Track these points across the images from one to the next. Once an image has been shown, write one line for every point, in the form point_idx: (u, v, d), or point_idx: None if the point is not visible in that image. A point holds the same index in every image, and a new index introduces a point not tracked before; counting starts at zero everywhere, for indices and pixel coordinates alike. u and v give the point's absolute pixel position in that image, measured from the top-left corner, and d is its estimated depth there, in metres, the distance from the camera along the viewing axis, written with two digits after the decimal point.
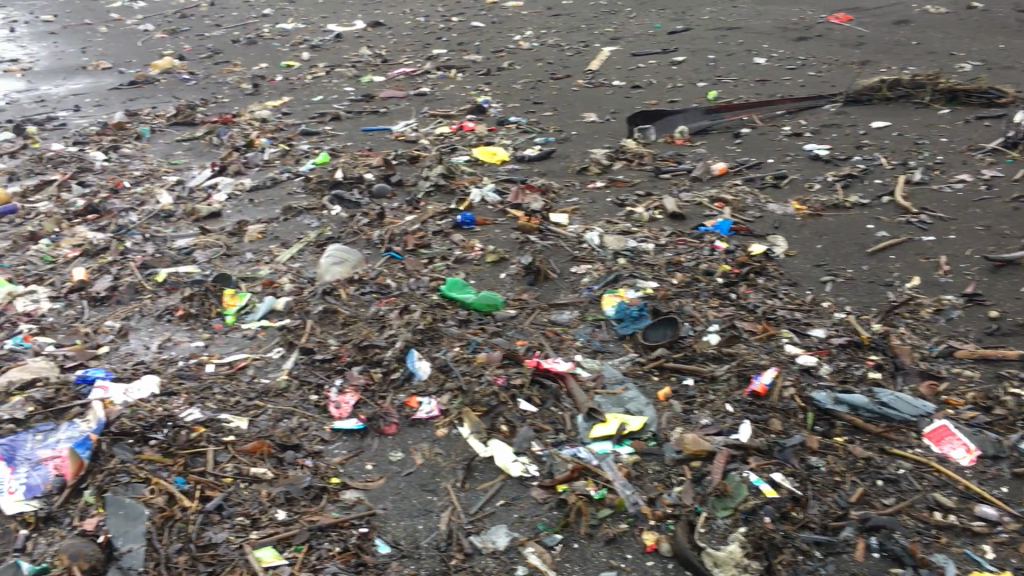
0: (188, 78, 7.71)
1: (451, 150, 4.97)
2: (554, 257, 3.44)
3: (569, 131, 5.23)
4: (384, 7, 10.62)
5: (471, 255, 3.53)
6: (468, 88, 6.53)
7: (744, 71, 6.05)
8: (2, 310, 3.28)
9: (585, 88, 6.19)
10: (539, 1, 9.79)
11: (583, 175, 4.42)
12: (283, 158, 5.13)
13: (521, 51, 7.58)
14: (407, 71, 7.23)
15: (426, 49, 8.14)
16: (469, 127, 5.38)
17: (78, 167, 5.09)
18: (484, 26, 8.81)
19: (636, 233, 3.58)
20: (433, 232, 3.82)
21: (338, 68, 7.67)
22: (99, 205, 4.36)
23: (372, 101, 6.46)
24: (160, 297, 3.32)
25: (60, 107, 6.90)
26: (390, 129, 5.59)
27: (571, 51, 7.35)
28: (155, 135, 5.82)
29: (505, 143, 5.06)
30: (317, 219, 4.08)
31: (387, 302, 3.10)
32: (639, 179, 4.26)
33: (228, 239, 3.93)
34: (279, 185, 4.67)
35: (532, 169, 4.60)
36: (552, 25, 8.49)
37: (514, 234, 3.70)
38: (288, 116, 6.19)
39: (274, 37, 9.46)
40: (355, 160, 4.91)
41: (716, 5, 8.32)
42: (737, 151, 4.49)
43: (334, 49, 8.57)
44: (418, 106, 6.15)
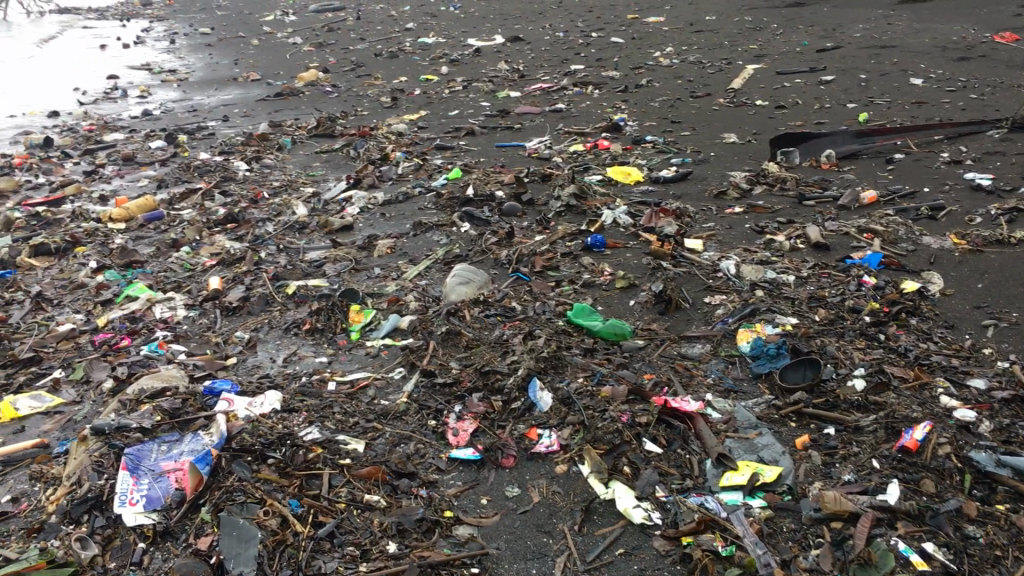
0: (331, 91, 7.90)
1: (584, 169, 4.87)
2: (687, 285, 3.29)
3: (707, 152, 5.05)
4: (524, 22, 10.66)
5: (600, 279, 3.42)
6: (604, 105, 6.42)
7: (898, 93, 5.72)
8: (141, 315, 3.37)
9: (726, 107, 5.99)
10: (681, 18, 9.60)
11: (720, 200, 4.24)
12: (417, 173, 5.15)
13: (661, 67, 7.42)
14: (543, 87, 7.20)
15: (564, 65, 8.09)
16: (604, 145, 5.27)
17: (223, 177, 5.25)
18: (623, 42, 8.70)
19: (776, 263, 3.39)
20: (563, 253, 3.73)
21: (475, 83, 7.70)
22: (238, 215, 4.47)
23: (507, 116, 6.43)
24: (289, 310, 3.34)
25: (210, 117, 7.17)
26: (524, 146, 5.54)
27: (713, 68, 7.15)
28: (296, 147, 5.96)
29: (640, 163, 4.93)
30: (446, 236, 4.06)
31: (511, 326, 3.02)
32: (780, 205, 4.06)
33: (358, 253, 3.95)
34: (411, 199, 4.68)
35: (667, 191, 4.45)
36: (694, 42, 8.30)
37: (646, 259, 3.57)
38: (424, 130, 6.24)
39: (416, 51, 9.62)
40: (487, 176, 4.87)
41: (869, 23, 7.94)
42: (888, 179, 4.22)
43: (473, 63, 8.63)
44: (552, 123, 6.09)
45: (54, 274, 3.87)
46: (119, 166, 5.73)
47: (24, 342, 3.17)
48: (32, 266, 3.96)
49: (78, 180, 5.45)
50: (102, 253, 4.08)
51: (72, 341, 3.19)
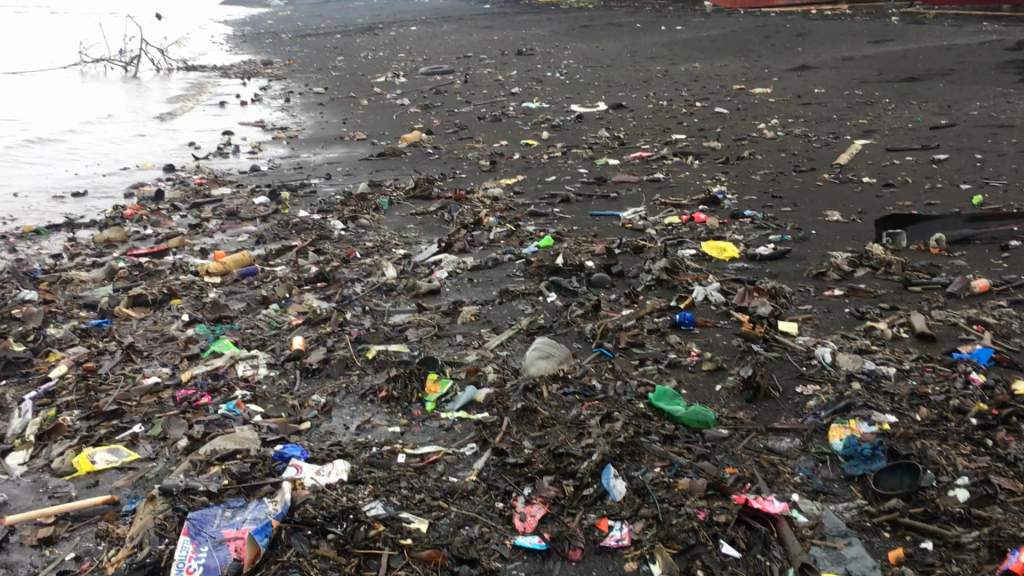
0: (433, 152, 8.01)
1: (678, 242, 4.77)
2: (778, 372, 3.14)
3: (808, 230, 4.88)
4: (628, 90, 10.68)
5: (687, 360, 3.29)
6: (704, 177, 6.31)
7: (1017, 174, 5.44)
8: (223, 372, 3.40)
9: (831, 183, 5.81)
10: (788, 90, 9.46)
11: (818, 281, 4.07)
12: (508, 239, 5.13)
13: (764, 140, 7.29)
14: (643, 156, 7.14)
15: (665, 134, 8.04)
16: (700, 218, 5.16)
17: (319, 235, 5.34)
18: (727, 113, 8.60)
19: (875, 352, 3.21)
20: (649, 330, 3.62)
21: (575, 149, 7.70)
22: (329, 274, 4.52)
23: (604, 184, 6.39)
24: (367, 375, 3.32)
25: (314, 175, 7.35)
26: (619, 215, 5.47)
27: (819, 142, 6.97)
28: (392, 207, 6.03)
29: (737, 239, 4.79)
30: (532, 306, 4.00)
31: (589, 405, 2.92)
32: (883, 289, 3.86)
33: (442, 319, 3.92)
34: (500, 266, 4.65)
35: (762, 269, 4.30)
36: (801, 114, 8.14)
37: (736, 340, 3.43)
38: (520, 195, 6.24)
39: (519, 115, 9.72)
40: (578, 245, 4.81)
41: (987, 101, 7.65)
42: (1003, 267, 3.97)
43: (574, 129, 8.66)
44: (649, 193, 6.02)
45: (148, 325, 3.96)
46: (222, 220, 5.89)
47: (109, 393, 3.22)
48: (128, 316, 4.06)
49: (183, 232, 5.63)
50: (195, 306, 4.16)
51: (154, 394, 3.22)
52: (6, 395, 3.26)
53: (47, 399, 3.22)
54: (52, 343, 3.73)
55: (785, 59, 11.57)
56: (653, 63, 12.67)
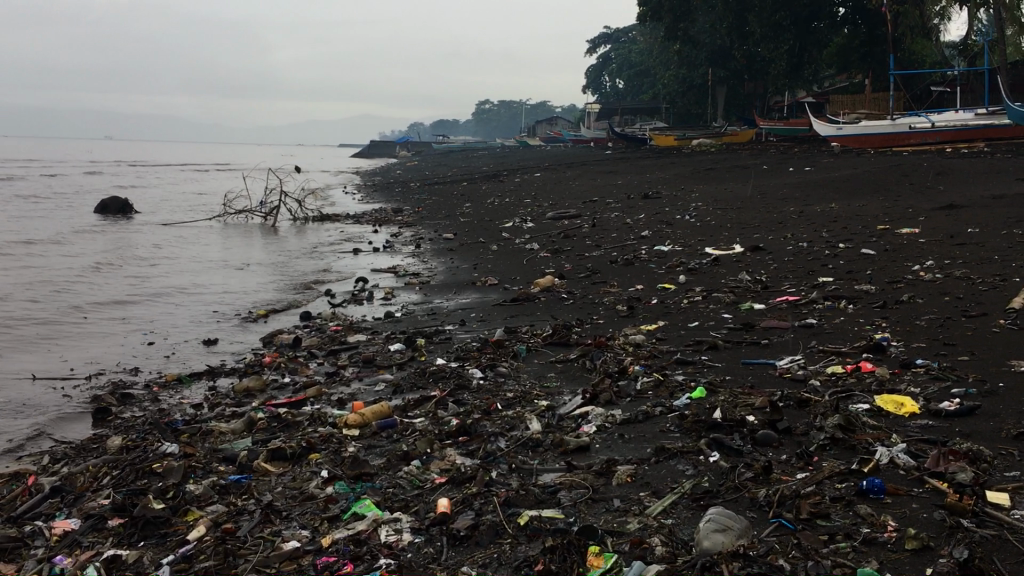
0: (567, 297, 7.87)
1: (848, 395, 4.38)
2: (999, 553, 2.69)
3: (995, 382, 4.41)
4: (764, 232, 10.39)
5: (884, 536, 2.88)
6: (861, 322, 5.92)
7: None
8: (366, 537, 3.16)
9: (1009, 329, 5.32)
10: (939, 229, 9.01)
11: (1021, 442, 3.59)
12: (657, 389, 4.84)
13: (922, 282, 6.85)
14: (791, 300, 6.81)
15: (811, 277, 7.68)
16: (868, 368, 4.78)
17: (457, 384, 5.17)
18: (876, 254, 8.20)
19: None
20: (833, 497, 3.23)
21: (716, 293, 7.43)
22: (471, 428, 4.30)
23: (752, 330, 6.07)
24: (521, 544, 3.02)
25: (449, 321, 7.29)
26: (774, 364, 5.13)
27: (985, 285, 6.49)
28: (530, 354, 5.85)
29: (914, 391, 4.37)
30: (693, 466, 3.67)
31: None
32: None
33: (595, 479, 3.61)
34: (652, 419, 4.35)
35: (951, 427, 3.86)
36: (958, 255, 7.67)
37: (938, 513, 3.00)
38: (663, 342, 5.97)
39: (652, 259, 9.53)
40: (736, 397, 4.49)
41: None
42: None
43: (712, 273, 8.38)
44: (804, 339, 5.65)
45: (287, 481, 3.79)
46: (359, 368, 5.80)
47: (248, 559, 3.03)
48: (267, 471, 3.90)
49: (320, 381, 5.55)
50: (334, 461, 3.99)
51: (294, 561, 3.00)
52: (144, 558, 3.11)
53: (185, 564, 3.04)
54: (190, 500, 3.59)
55: (928, 199, 11.11)
56: (786, 204, 12.39)
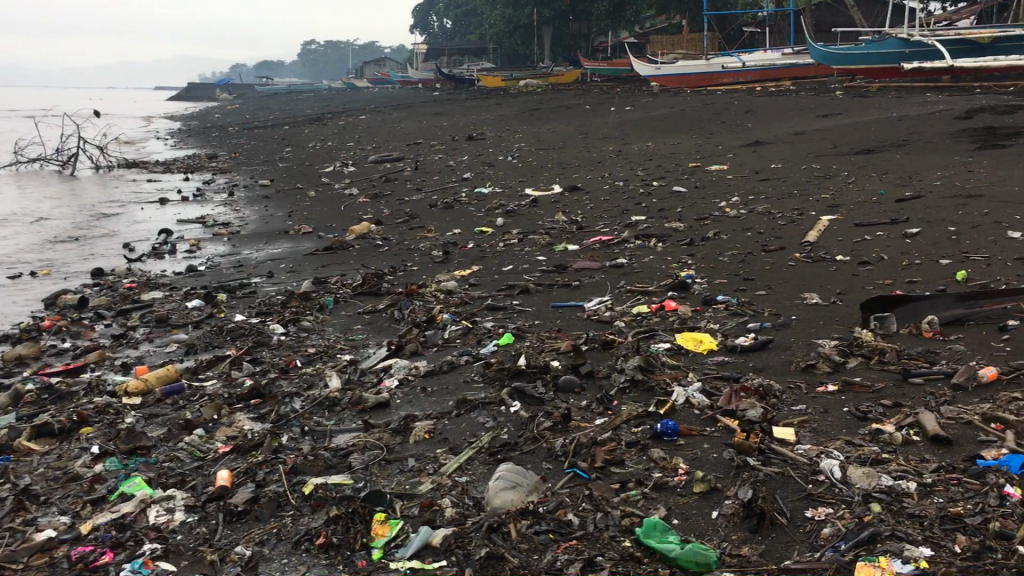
0: (381, 244, 7.63)
1: (651, 335, 4.39)
2: (781, 490, 2.71)
3: (788, 315, 4.52)
4: (582, 171, 10.44)
5: (674, 480, 2.86)
6: (669, 260, 6.00)
7: (998, 247, 5.18)
8: (133, 520, 2.88)
9: (804, 262, 5.49)
10: (745, 165, 9.30)
11: (808, 375, 3.68)
12: (465, 337, 4.72)
13: (727, 218, 7.02)
14: (603, 240, 6.83)
15: (624, 216, 7.75)
16: (671, 306, 4.82)
17: (255, 341, 4.86)
18: (686, 191, 8.37)
19: (888, 463, 2.78)
20: (628, 442, 3.19)
21: (531, 235, 7.39)
22: (264, 389, 4.04)
23: (564, 272, 6.06)
24: (303, 516, 2.82)
25: (256, 273, 6.90)
26: (583, 306, 5.12)
27: (785, 219, 6.71)
28: (337, 306, 5.60)
29: (713, 328, 4.43)
30: (493, 417, 3.57)
31: (566, 549, 2.47)
32: (882, 383, 3.49)
33: (390, 437, 3.46)
34: (456, 369, 4.23)
35: (745, 363, 3.92)
36: (762, 190, 7.92)
37: (727, 453, 3.01)
38: (475, 288, 5.87)
39: (471, 201, 9.40)
40: (542, 343, 4.43)
41: (948, 170, 7.53)
42: (1005, 352, 3.65)
43: (530, 214, 8.34)
44: (613, 280, 5.67)
45: (50, 461, 3.43)
46: (151, 328, 5.39)
47: None
48: (29, 450, 3.52)
49: (105, 345, 5.11)
50: (108, 434, 3.64)
51: (46, 554, 2.70)
52: None
53: None
54: None
55: (737, 136, 11.46)
56: (605, 144, 12.52)
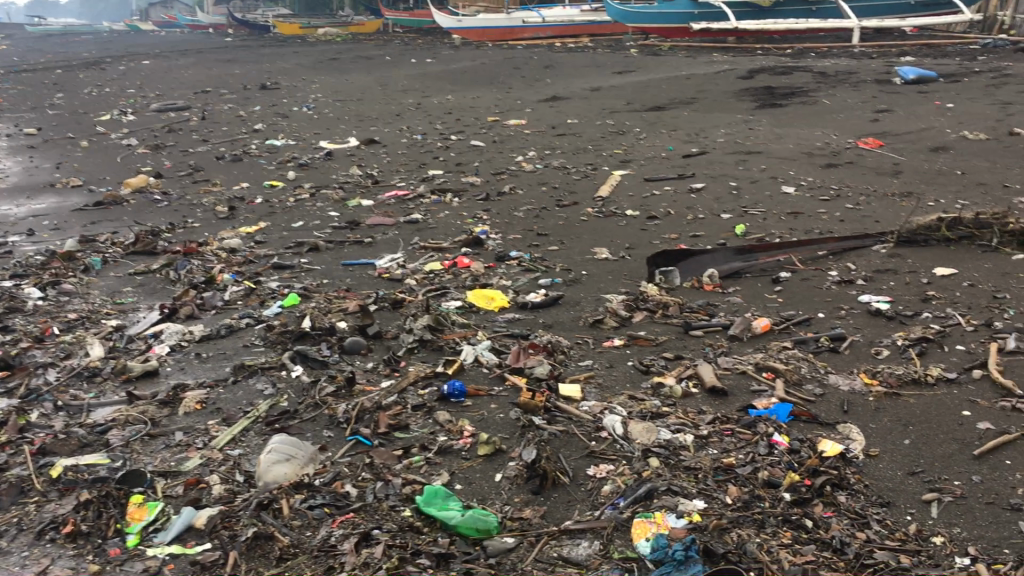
0: (160, 199, 7.13)
1: (442, 292, 4.29)
2: (564, 450, 2.68)
3: (578, 270, 4.55)
4: (380, 124, 10.18)
5: (459, 444, 2.78)
6: (464, 215, 5.93)
7: (773, 201, 5.43)
8: None
9: (595, 217, 5.56)
10: (542, 120, 9.36)
11: (596, 330, 3.70)
12: (247, 299, 4.55)
13: (523, 172, 7.02)
14: (398, 195, 6.68)
15: (421, 170, 7.61)
16: (464, 263, 4.74)
17: (6, 307, 4.38)
18: (484, 145, 8.33)
19: (667, 416, 2.81)
20: (414, 406, 3.09)
21: (324, 190, 7.16)
22: (13, 360, 3.64)
23: (356, 229, 5.89)
24: (48, 503, 2.53)
25: (13, 230, 6.26)
26: (374, 264, 4.98)
27: (578, 173, 6.78)
28: (106, 266, 5.17)
29: (504, 284, 4.38)
30: (272, 384, 3.40)
31: (342, 524, 2.33)
32: (664, 336, 3.55)
33: (157, 410, 3.20)
34: (236, 333, 4.03)
35: (535, 319, 3.90)
36: (557, 145, 7.99)
37: (513, 413, 2.96)
38: (261, 246, 5.65)
39: (262, 154, 8.96)
40: (328, 304, 4.25)
41: (730, 128, 7.86)
42: (778, 303, 3.81)
43: (324, 168, 8.06)
44: (406, 237, 5.56)
45: None
46: None
47: None
48: None
49: None
50: None
51: None
52: None
53: None
54: None
55: (535, 91, 11.52)
56: (404, 96, 12.28)
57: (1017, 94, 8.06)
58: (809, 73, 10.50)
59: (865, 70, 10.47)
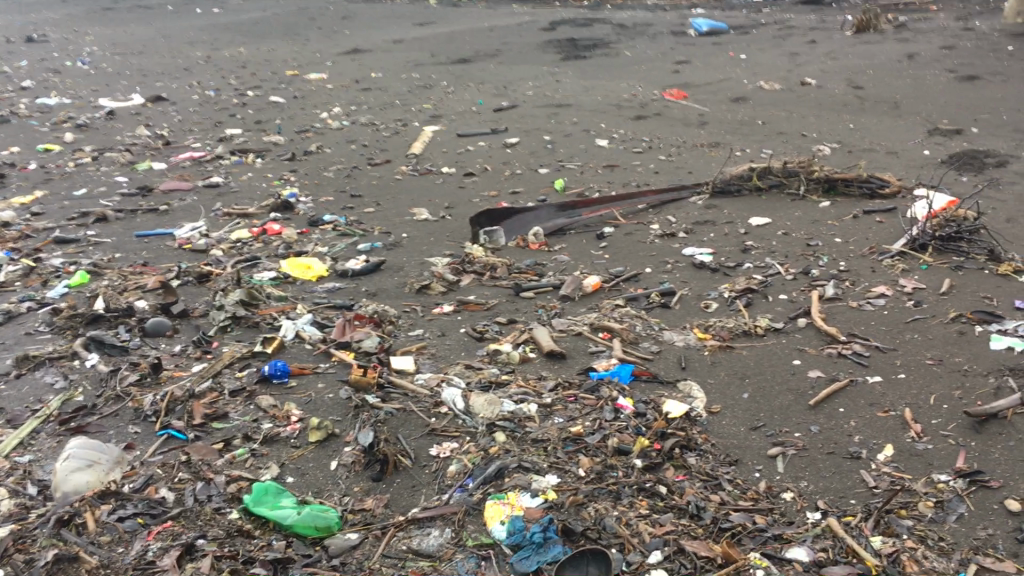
0: None
1: (253, 263, 3.99)
2: (403, 429, 2.51)
3: (398, 233, 4.35)
4: (166, 80, 9.45)
5: (287, 431, 2.55)
6: (269, 177, 5.57)
7: (588, 155, 5.41)
8: None
9: (409, 175, 5.36)
10: (345, 74, 8.97)
11: (423, 296, 3.53)
12: (27, 278, 4.07)
13: (329, 130, 6.69)
14: (193, 156, 6.21)
15: (217, 129, 7.12)
16: (274, 230, 4.43)
17: None
18: (284, 101, 7.88)
19: (507, 385, 2.70)
20: (232, 392, 2.82)
21: (108, 153, 6.56)
22: None
23: (150, 195, 5.42)
24: None
25: None
26: (173, 234, 4.58)
27: (388, 130, 6.53)
28: None
29: (320, 251, 4.12)
30: (64, 375, 3.02)
31: (160, 535, 2.07)
32: (494, 299, 3.43)
33: None
34: (16, 320, 3.58)
35: (357, 287, 3.68)
36: (363, 100, 7.68)
37: (344, 392, 2.75)
38: (40, 218, 5.08)
39: (33, 114, 8.12)
40: (124, 281, 3.86)
41: (538, 80, 7.81)
42: (605, 259, 3.77)
43: (107, 128, 7.40)
44: (207, 202, 5.16)
45: None
46: None
47: None
48: None
49: None
50: None
51: None
52: None
53: None
54: None
55: (334, 43, 11.03)
56: (192, 49, 11.47)
57: (802, 45, 8.43)
58: (607, 25, 10.61)
59: (661, 22, 10.67)
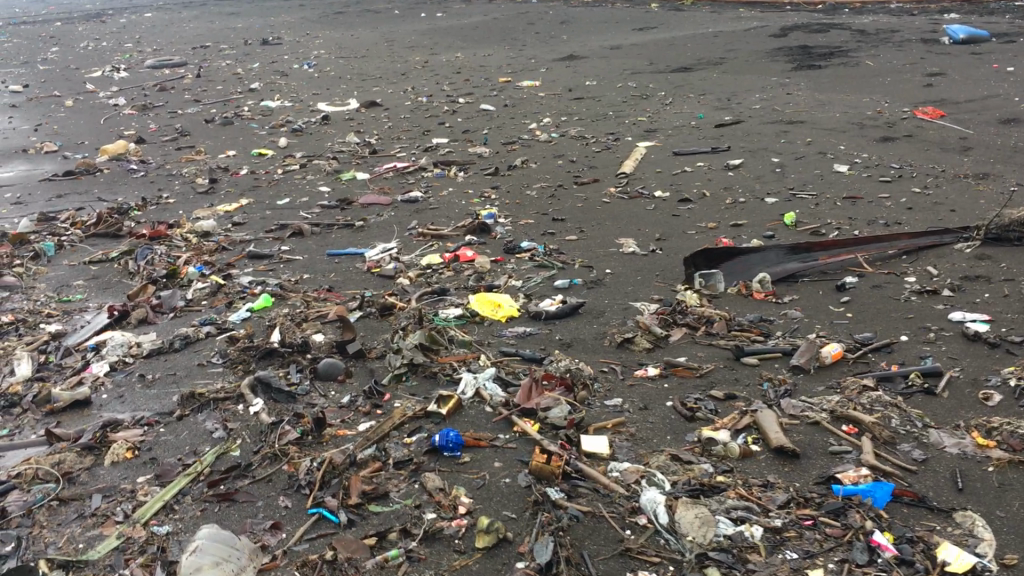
0: (136, 169, 6.52)
1: (440, 297, 3.61)
2: (590, 544, 2.01)
3: (601, 268, 3.87)
4: (383, 84, 9.42)
5: (452, 528, 2.12)
6: (470, 194, 5.24)
7: (824, 182, 4.71)
8: None
9: (618, 198, 4.86)
10: (558, 81, 8.60)
11: (624, 353, 3.03)
12: (213, 297, 3.90)
13: (537, 142, 6.31)
14: (396, 166, 5.99)
15: (423, 138, 6.91)
16: (467, 256, 4.05)
17: None
18: (495, 110, 7.59)
19: (724, 493, 2.14)
20: (398, 463, 2.42)
21: (316, 159, 6.49)
22: None
23: (348, 208, 5.22)
24: None
25: None
26: (364, 254, 4.31)
27: (598, 145, 6.06)
28: (61, 253, 4.71)
29: (513, 286, 3.69)
30: (223, 422, 2.74)
31: None
32: (709, 364, 2.87)
33: (80, 460, 2.57)
34: (193, 346, 3.37)
35: (550, 335, 3.22)
36: (575, 110, 7.25)
37: (522, 480, 2.29)
38: (240, 228, 4.99)
39: (255, 116, 8.25)
40: (305, 309, 3.60)
41: (766, 93, 7.10)
42: (848, 320, 3.12)
43: (318, 133, 7.37)
44: (403, 220, 4.88)
45: None
46: None
47: None
48: None
49: None
50: None
51: None
52: None
53: None
54: None
55: (551, 49, 10.70)
56: (411, 53, 11.50)
57: None
58: (847, 31, 9.65)
59: (909, 28, 9.60)
